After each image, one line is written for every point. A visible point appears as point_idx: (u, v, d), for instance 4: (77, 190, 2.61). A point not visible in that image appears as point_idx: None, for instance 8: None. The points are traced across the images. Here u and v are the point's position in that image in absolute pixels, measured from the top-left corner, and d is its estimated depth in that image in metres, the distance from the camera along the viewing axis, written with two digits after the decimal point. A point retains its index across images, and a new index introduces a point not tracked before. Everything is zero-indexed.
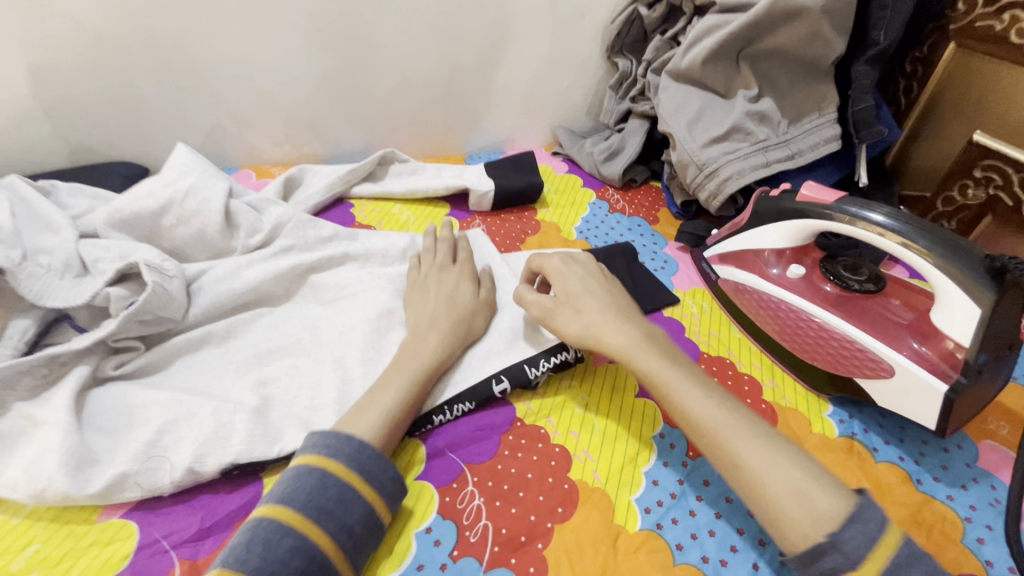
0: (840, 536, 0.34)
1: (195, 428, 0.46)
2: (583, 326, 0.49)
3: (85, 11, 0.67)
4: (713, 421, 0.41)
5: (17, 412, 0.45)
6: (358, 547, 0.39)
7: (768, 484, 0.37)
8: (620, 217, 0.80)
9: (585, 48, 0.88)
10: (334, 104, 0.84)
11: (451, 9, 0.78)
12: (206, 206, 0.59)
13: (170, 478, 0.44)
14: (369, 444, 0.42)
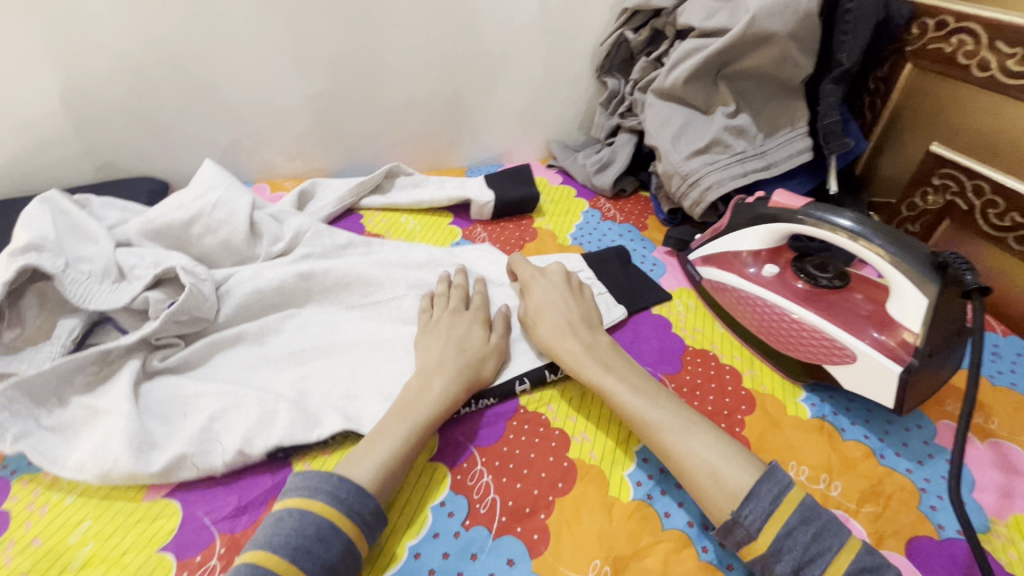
0: (742, 510, 0.42)
1: (236, 416, 0.51)
2: (543, 343, 0.58)
3: (116, 40, 0.74)
4: (641, 420, 0.49)
5: (77, 404, 0.51)
6: (375, 523, 0.43)
7: (689, 471, 0.45)
8: (611, 224, 0.86)
9: (576, 68, 0.95)
10: (342, 122, 0.90)
11: (451, 34, 0.85)
12: (232, 216, 0.64)
13: (223, 459, 0.49)
14: (347, 480, 0.44)
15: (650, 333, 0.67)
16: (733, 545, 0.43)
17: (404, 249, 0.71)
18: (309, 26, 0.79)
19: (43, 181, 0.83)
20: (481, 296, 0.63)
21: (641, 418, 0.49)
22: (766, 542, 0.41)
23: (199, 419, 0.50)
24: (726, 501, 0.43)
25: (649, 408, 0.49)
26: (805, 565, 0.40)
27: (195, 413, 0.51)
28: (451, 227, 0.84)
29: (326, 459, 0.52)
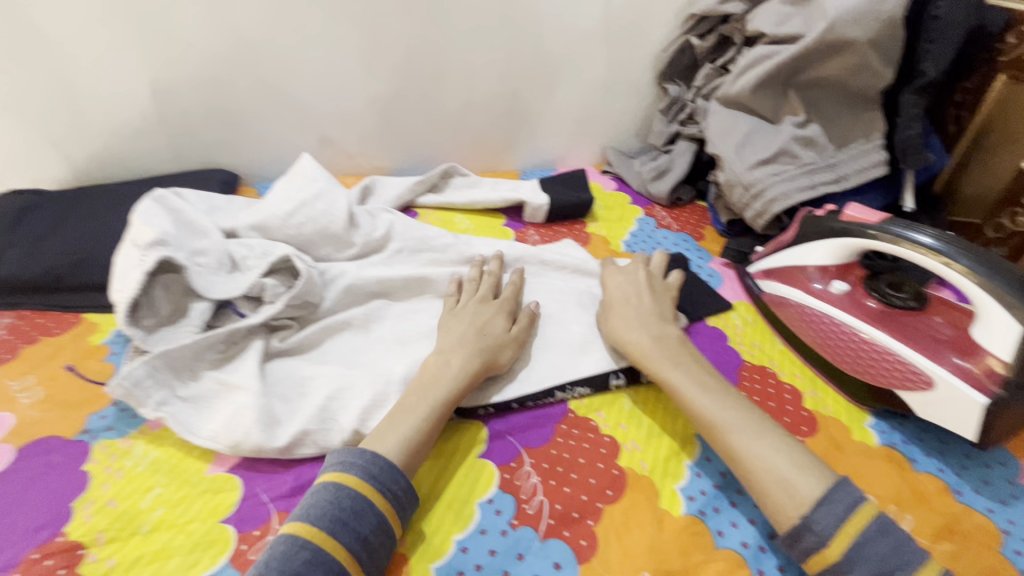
0: (812, 517, 0.41)
1: (346, 395, 0.54)
2: (612, 334, 0.59)
3: (202, 38, 0.78)
4: (708, 419, 0.49)
5: (211, 379, 0.55)
6: (406, 501, 0.45)
7: (757, 475, 0.45)
8: (666, 232, 0.84)
9: (637, 74, 0.94)
10: (404, 122, 0.92)
11: (514, 38, 0.86)
12: (332, 207, 0.70)
13: (339, 435, 0.52)
14: (382, 458, 0.45)
15: (706, 345, 0.65)
16: (799, 555, 0.42)
17: (491, 243, 0.74)
18: (379, 27, 0.81)
19: (130, 169, 0.89)
20: (511, 287, 0.64)
21: (709, 418, 0.49)
22: (835, 552, 0.40)
23: (314, 398, 0.54)
24: (793, 509, 0.42)
25: (719, 407, 0.49)
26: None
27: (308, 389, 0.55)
28: (504, 229, 0.84)
29: None
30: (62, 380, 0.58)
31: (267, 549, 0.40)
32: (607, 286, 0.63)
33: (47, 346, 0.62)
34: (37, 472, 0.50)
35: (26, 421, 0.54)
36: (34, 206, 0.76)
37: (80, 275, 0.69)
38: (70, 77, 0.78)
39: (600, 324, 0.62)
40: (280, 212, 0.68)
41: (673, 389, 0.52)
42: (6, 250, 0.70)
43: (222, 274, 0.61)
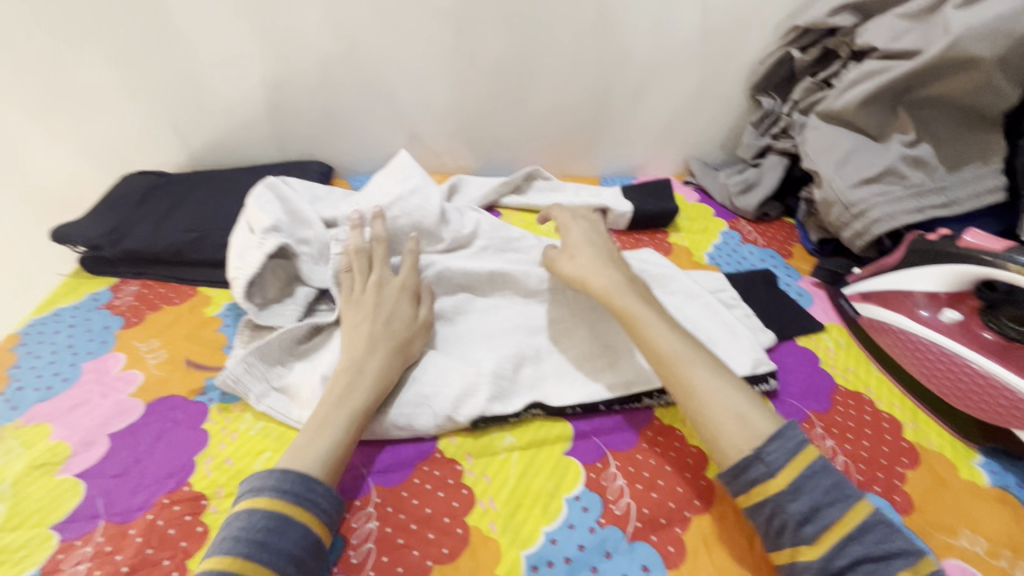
0: (766, 449, 0.45)
1: (438, 383, 0.56)
2: (575, 274, 0.61)
3: (315, 38, 0.83)
4: (669, 355, 0.51)
5: (316, 358, 0.59)
6: (330, 507, 0.45)
7: (714, 412, 0.48)
8: (753, 247, 0.82)
9: (730, 86, 0.92)
10: (492, 124, 0.95)
11: (609, 46, 0.87)
12: (426, 203, 0.70)
13: (432, 420, 0.54)
14: (290, 471, 0.45)
15: (796, 365, 0.63)
16: (741, 486, 0.45)
17: None
18: (480, 33, 0.84)
19: (238, 156, 0.96)
20: (408, 262, 0.63)
21: (669, 355, 0.51)
22: (784, 480, 0.44)
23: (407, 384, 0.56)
24: (745, 442, 0.46)
25: (679, 345, 0.52)
26: (823, 505, 0.43)
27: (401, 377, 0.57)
28: None
29: (468, 436, 0.55)
30: (183, 344, 0.64)
31: None
32: (568, 233, 0.66)
33: (169, 313, 0.68)
34: (164, 425, 0.54)
35: (154, 379, 0.59)
36: (158, 185, 0.84)
37: (200, 252, 0.73)
38: (197, 70, 0.85)
39: (556, 266, 0.63)
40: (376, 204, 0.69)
41: (633, 323, 0.54)
42: (135, 224, 0.76)
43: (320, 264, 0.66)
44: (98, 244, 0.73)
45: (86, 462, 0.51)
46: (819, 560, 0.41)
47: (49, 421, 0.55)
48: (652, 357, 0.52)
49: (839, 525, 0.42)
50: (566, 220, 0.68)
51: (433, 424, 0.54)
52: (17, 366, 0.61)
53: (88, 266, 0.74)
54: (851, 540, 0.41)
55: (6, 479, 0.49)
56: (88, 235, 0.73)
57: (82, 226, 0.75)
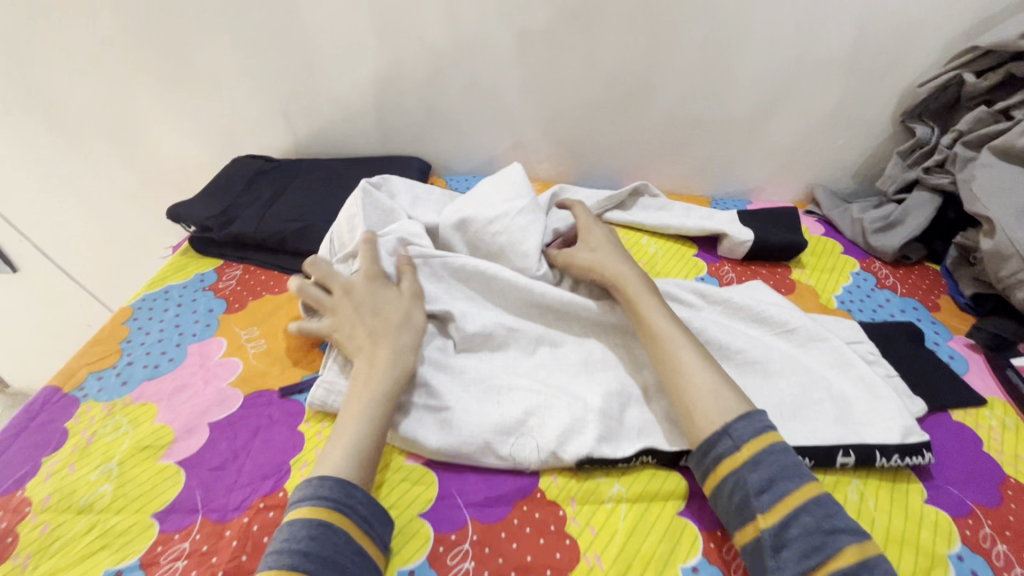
0: (733, 425, 0.47)
1: (542, 413, 0.53)
2: (591, 262, 0.64)
3: (432, 33, 0.80)
4: (661, 334, 0.54)
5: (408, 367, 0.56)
6: (368, 514, 0.43)
7: (693, 390, 0.50)
8: (890, 294, 0.73)
9: (873, 109, 0.82)
10: (601, 133, 0.89)
11: (743, 58, 0.79)
12: (530, 225, 0.65)
13: (537, 455, 0.50)
14: (327, 477, 0.44)
15: (951, 445, 0.55)
16: (710, 465, 0.46)
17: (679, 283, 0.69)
18: (602, 35, 0.78)
19: (341, 146, 0.96)
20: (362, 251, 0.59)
21: (664, 339, 0.54)
22: (745, 455, 0.45)
23: (509, 409, 0.53)
24: (716, 415, 0.48)
25: (669, 326, 0.56)
26: (780, 478, 0.43)
27: (500, 400, 0.54)
28: (695, 259, 0.78)
29: (572, 477, 0.51)
30: (282, 336, 0.63)
31: None
32: (589, 230, 0.69)
33: (269, 302, 0.68)
34: (261, 422, 0.54)
35: (253, 370, 0.59)
36: (266, 171, 0.85)
37: (302, 243, 0.72)
38: (312, 59, 0.85)
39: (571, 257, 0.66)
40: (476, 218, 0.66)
41: (633, 304, 0.58)
42: (243, 209, 0.77)
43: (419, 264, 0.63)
44: (209, 226, 0.74)
45: (187, 451, 0.51)
46: (773, 529, 0.41)
47: (155, 402, 0.55)
48: (648, 337, 0.56)
49: (793, 497, 0.42)
50: (589, 225, 0.70)
51: (538, 460, 0.50)
52: (129, 341, 0.62)
53: (198, 247, 0.76)
54: (805, 511, 0.41)
55: (113, 459, 0.49)
56: (201, 216, 0.75)
57: (196, 208, 0.76)
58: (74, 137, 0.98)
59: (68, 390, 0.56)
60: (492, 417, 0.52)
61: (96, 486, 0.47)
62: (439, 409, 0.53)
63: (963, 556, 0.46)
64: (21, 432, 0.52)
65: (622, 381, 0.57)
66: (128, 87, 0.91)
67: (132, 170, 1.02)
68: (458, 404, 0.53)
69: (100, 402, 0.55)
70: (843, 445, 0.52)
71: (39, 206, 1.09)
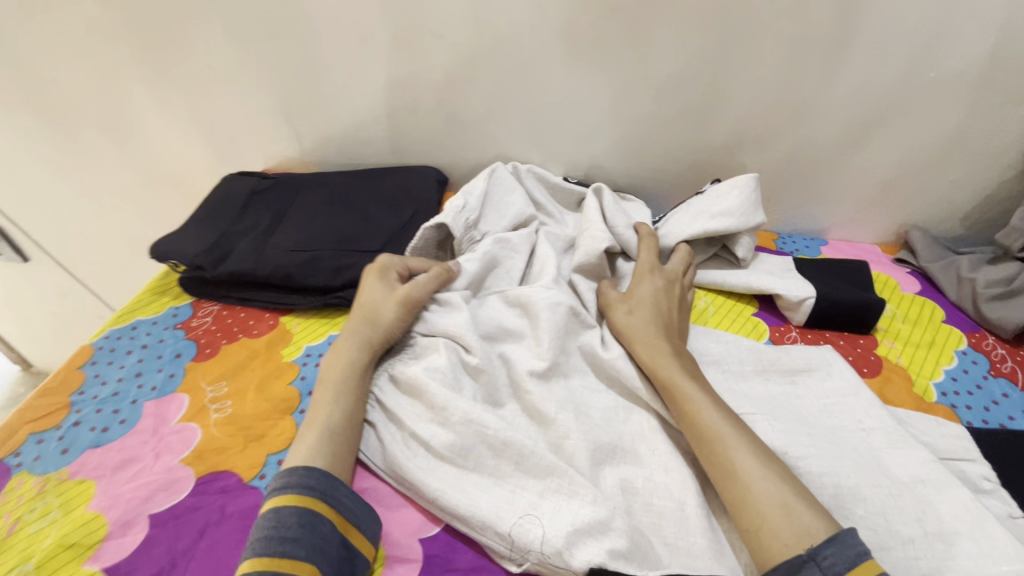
0: (820, 552, 0.36)
1: (555, 495, 0.44)
2: (626, 326, 0.55)
3: (453, 29, 0.67)
4: (707, 431, 0.44)
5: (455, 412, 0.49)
6: (355, 505, 0.44)
7: (756, 493, 0.40)
8: (1008, 386, 0.57)
9: (1000, 139, 0.65)
10: (647, 154, 0.75)
11: (838, 67, 0.63)
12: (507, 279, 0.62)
13: (539, 548, 0.42)
14: (314, 469, 0.44)
15: None
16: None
17: (731, 343, 0.60)
18: (659, 40, 0.64)
19: (350, 155, 0.85)
20: (477, 195, 0.66)
21: (693, 408, 0.46)
22: None
23: (524, 487, 0.45)
24: (793, 538, 0.37)
25: (718, 419, 0.45)
26: None
27: (510, 473, 0.46)
28: (755, 319, 0.64)
29: None
30: (251, 399, 0.53)
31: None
32: (637, 282, 0.59)
33: (244, 348, 0.59)
34: (211, 518, 0.44)
35: (211, 444, 0.50)
36: (261, 191, 0.74)
37: (310, 277, 0.62)
38: (316, 57, 0.73)
39: (608, 310, 0.58)
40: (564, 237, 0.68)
41: (671, 392, 0.48)
42: (239, 239, 0.67)
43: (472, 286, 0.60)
44: (200, 265, 0.64)
45: (118, 553, 0.42)
46: None
47: (95, 479, 0.47)
48: (694, 438, 0.45)
49: None
50: (640, 270, 0.60)
51: (538, 560, 0.42)
52: (81, 393, 0.54)
53: (189, 290, 0.66)
54: None
55: (31, 559, 0.42)
56: (191, 253, 0.65)
57: (182, 242, 0.67)
58: (71, 130, 0.91)
59: (3, 456, 0.49)
60: (499, 489, 0.45)
61: None
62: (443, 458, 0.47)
63: None
64: None
65: (665, 469, 0.46)
66: (121, 77, 0.82)
67: (132, 167, 0.95)
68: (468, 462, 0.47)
69: (33, 476, 0.47)
70: None
71: (43, 198, 1.04)
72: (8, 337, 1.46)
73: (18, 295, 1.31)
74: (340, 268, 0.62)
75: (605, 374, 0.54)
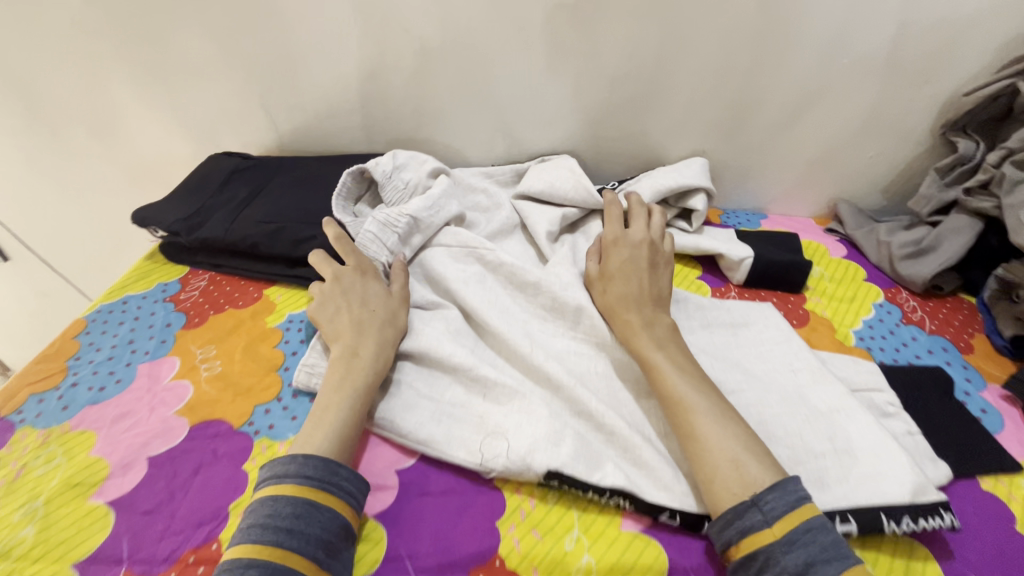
0: (763, 498, 0.41)
1: (518, 414, 0.52)
2: (607, 300, 0.59)
3: (420, 24, 0.73)
4: (678, 397, 0.48)
5: (437, 375, 0.57)
6: (354, 489, 0.45)
7: (712, 450, 0.44)
8: (917, 331, 0.65)
9: (910, 118, 0.73)
10: (602, 140, 0.82)
11: (764, 55, 0.70)
12: (453, 241, 0.68)
13: (505, 457, 0.49)
14: (312, 457, 0.45)
15: (982, 523, 0.47)
16: (733, 536, 0.41)
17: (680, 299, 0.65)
18: (609, 33, 0.71)
19: (326, 145, 0.90)
20: (411, 174, 0.71)
21: (663, 376, 0.50)
22: (778, 532, 0.39)
23: (491, 413, 0.53)
24: (739, 487, 0.42)
25: (688, 388, 0.49)
26: (818, 563, 0.37)
27: (480, 404, 0.54)
28: (698, 281, 0.71)
29: (538, 541, 0.45)
30: (239, 359, 0.58)
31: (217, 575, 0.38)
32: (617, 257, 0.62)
33: (230, 317, 0.63)
34: (204, 458, 0.49)
35: (203, 397, 0.54)
36: (243, 169, 0.80)
37: (275, 246, 0.68)
38: (293, 52, 0.79)
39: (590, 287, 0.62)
40: (505, 214, 0.76)
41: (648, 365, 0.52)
42: (216, 210, 0.72)
43: (460, 255, 0.67)
44: (176, 231, 0.69)
45: (119, 490, 0.46)
46: None
47: (95, 430, 0.51)
48: (665, 402, 0.49)
49: None
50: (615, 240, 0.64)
51: (504, 465, 0.48)
52: (77, 358, 0.58)
53: (168, 254, 0.72)
54: None
55: (39, 497, 0.46)
56: (170, 218, 0.70)
57: (164, 209, 0.71)
58: (53, 127, 0.94)
59: (6, 413, 0.53)
60: (472, 419, 0.52)
61: (18, 529, 0.44)
62: (421, 397, 0.54)
63: None
64: None
65: (623, 404, 0.53)
66: (104, 75, 0.86)
67: (115, 161, 0.98)
68: (444, 398, 0.55)
69: (37, 429, 0.51)
70: (843, 511, 0.45)
71: (23, 196, 1.06)
72: None
73: None
74: (305, 239, 0.67)
75: (569, 317, 0.60)
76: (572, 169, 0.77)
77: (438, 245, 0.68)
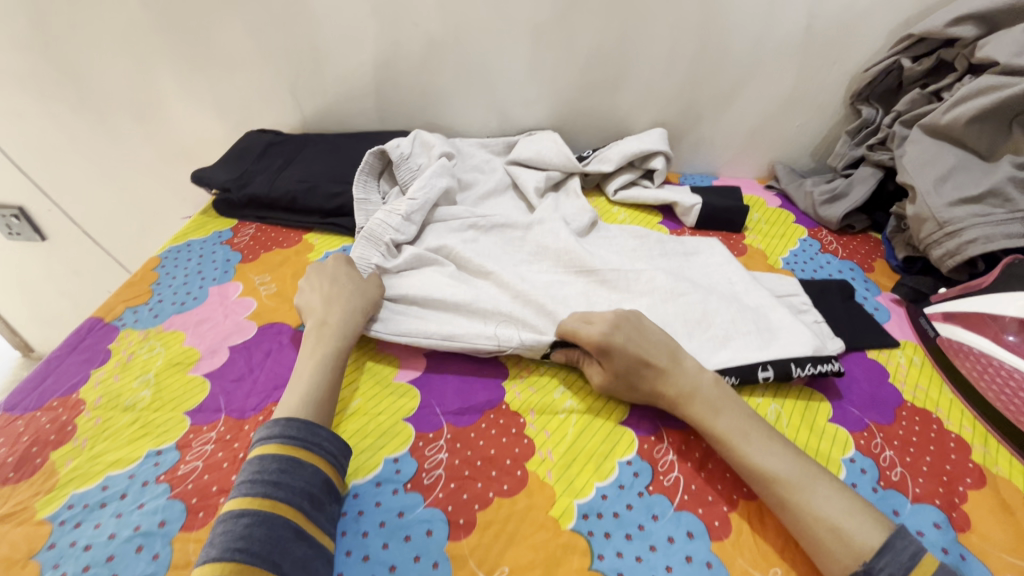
0: (875, 565, 0.42)
1: (518, 315, 0.64)
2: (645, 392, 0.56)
3: (427, 21, 0.88)
4: (778, 476, 0.48)
5: (437, 314, 0.65)
6: (332, 448, 0.50)
7: (812, 522, 0.45)
8: (831, 257, 0.82)
9: (826, 93, 0.91)
10: (579, 116, 0.98)
11: (707, 44, 0.87)
12: (453, 208, 0.80)
13: (518, 339, 0.61)
14: (294, 419, 0.49)
15: (862, 377, 0.64)
16: None
17: (644, 235, 0.80)
18: (582, 27, 0.87)
19: (344, 123, 1.05)
20: (421, 146, 0.86)
21: (744, 457, 0.49)
22: None
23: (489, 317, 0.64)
24: (850, 560, 0.43)
25: (780, 462, 0.48)
26: None
27: (480, 313, 0.64)
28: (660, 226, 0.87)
29: (534, 394, 0.60)
30: (290, 282, 0.72)
31: (217, 528, 0.42)
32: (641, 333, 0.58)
33: (278, 254, 0.77)
34: (273, 346, 0.63)
35: (265, 307, 0.68)
36: (276, 143, 0.94)
37: (311, 199, 0.82)
38: (318, 45, 0.94)
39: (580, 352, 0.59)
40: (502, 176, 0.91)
41: (724, 441, 0.51)
42: (258, 173, 0.87)
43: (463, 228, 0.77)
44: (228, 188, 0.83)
45: (211, 366, 0.60)
46: None
47: (183, 330, 0.65)
48: (755, 481, 0.49)
49: None
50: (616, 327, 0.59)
51: (519, 344, 0.61)
52: (158, 283, 0.72)
53: (219, 210, 0.86)
54: None
55: (150, 371, 0.60)
56: (222, 179, 0.84)
57: (216, 172, 0.86)
58: (102, 115, 1.08)
59: (109, 320, 0.66)
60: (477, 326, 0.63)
61: (138, 391, 0.57)
62: (434, 322, 0.65)
63: (854, 458, 0.55)
64: (71, 350, 0.62)
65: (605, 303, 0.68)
66: (151, 68, 1.00)
67: (154, 144, 1.12)
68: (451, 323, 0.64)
69: (137, 330, 0.65)
70: (766, 361, 0.60)
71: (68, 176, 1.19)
72: (11, 321, 1.58)
73: (28, 275, 1.44)
74: (336, 194, 0.82)
75: (551, 255, 0.74)
76: (557, 139, 0.93)
77: (437, 221, 0.78)
